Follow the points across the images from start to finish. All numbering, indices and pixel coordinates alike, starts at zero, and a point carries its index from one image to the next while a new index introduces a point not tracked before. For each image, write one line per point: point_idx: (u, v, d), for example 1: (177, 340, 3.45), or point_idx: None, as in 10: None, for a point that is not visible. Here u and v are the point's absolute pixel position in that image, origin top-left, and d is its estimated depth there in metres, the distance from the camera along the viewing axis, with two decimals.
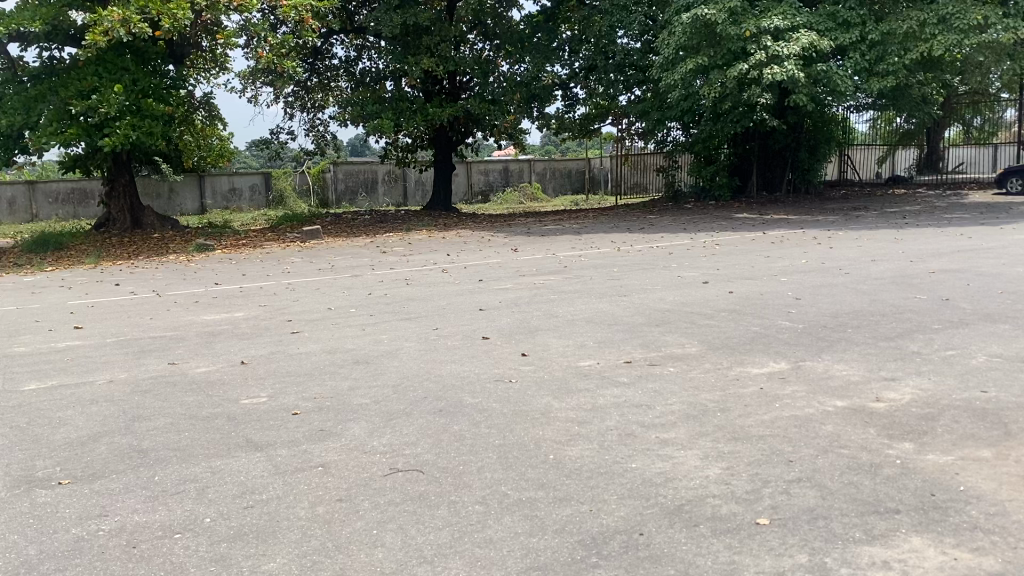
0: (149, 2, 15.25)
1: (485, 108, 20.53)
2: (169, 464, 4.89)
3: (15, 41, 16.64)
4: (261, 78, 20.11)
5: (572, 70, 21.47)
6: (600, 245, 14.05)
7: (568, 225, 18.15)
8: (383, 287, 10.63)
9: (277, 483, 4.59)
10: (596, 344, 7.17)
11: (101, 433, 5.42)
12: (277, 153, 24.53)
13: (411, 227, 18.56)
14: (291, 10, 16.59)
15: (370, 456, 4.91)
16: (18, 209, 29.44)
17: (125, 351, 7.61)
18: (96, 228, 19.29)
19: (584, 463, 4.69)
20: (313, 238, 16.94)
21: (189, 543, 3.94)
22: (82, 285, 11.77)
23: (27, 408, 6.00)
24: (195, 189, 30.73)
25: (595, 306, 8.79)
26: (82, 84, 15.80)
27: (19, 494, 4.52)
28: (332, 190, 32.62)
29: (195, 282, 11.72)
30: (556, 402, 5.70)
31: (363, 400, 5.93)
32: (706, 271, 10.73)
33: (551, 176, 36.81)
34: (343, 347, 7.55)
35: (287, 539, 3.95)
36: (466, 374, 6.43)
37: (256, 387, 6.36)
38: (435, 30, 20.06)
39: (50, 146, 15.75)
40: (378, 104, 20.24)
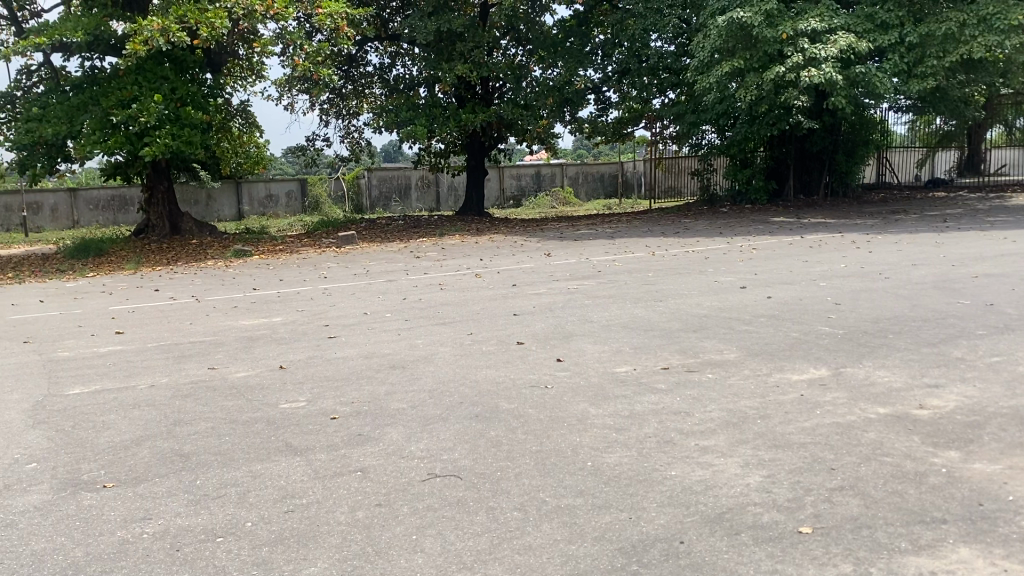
0: (188, 12, 15.50)
1: (519, 113, 20.54)
2: (211, 468, 4.94)
3: (58, 51, 16.97)
4: (297, 86, 20.32)
5: (605, 74, 21.43)
6: (634, 249, 13.99)
7: (603, 230, 18.08)
8: (418, 292, 10.67)
9: (317, 487, 4.62)
10: (633, 350, 7.14)
11: (144, 437, 5.50)
12: (313, 160, 24.76)
13: (445, 232, 18.62)
14: (327, 18, 16.77)
15: (408, 461, 4.92)
16: (60, 216, 29.96)
17: (166, 356, 7.72)
18: (136, 234, 19.62)
19: (622, 470, 4.67)
20: (348, 244, 17.05)
21: (231, 547, 3.98)
22: (123, 291, 11.95)
23: (72, 411, 6.11)
24: (233, 196, 31.13)
25: (631, 311, 8.76)
26: (122, 94, 16.09)
27: (65, 497, 4.60)
28: (366, 196, 32.88)
29: (234, 288, 11.85)
30: (593, 408, 5.68)
31: (401, 405, 5.96)
32: (743, 276, 10.63)
33: (584, 180, 36.81)
34: (379, 352, 7.59)
35: (328, 544, 3.97)
36: (502, 380, 6.44)
37: (295, 392, 6.42)
38: (468, 36, 20.15)
39: (93, 155, 16.05)
40: (412, 111, 20.35)
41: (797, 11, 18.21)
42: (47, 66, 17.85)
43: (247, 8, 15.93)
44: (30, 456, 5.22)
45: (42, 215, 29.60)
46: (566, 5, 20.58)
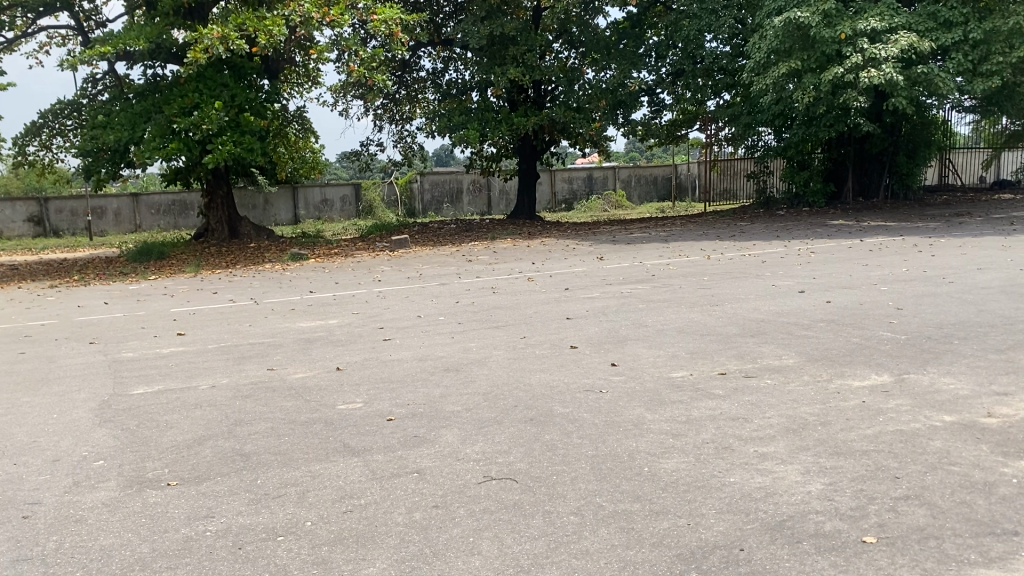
0: (246, 20, 15.82)
1: (570, 116, 20.56)
2: (271, 467, 5.03)
3: (122, 60, 17.45)
4: (353, 91, 20.60)
5: (658, 76, 21.28)
6: (688, 253, 13.86)
7: (656, 233, 17.96)
8: (471, 296, 10.73)
9: (375, 488, 4.67)
10: (689, 355, 7.06)
11: (205, 436, 5.62)
12: (367, 165, 25.04)
13: (497, 236, 18.66)
14: (381, 24, 16.98)
15: (464, 464, 4.94)
16: (123, 220, 30.83)
17: (226, 357, 7.87)
18: (196, 238, 20.09)
19: (680, 476, 4.61)
20: (401, 248, 17.19)
21: (292, 546, 4.04)
22: (184, 294, 12.24)
23: (137, 410, 6.27)
24: (289, 201, 31.69)
25: (686, 316, 8.67)
26: (184, 101, 16.47)
27: (132, 494, 4.71)
28: (418, 200, 33.16)
29: (290, 290, 12.05)
30: (649, 413, 5.64)
31: (455, 408, 5.98)
32: (801, 280, 10.44)
33: (636, 183, 36.60)
34: (433, 355, 7.63)
35: (386, 544, 4.01)
36: (557, 384, 6.42)
37: (351, 393, 6.49)
38: (521, 40, 20.22)
39: (154, 161, 16.43)
40: (464, 115, 20.46)
41: (856, 10, 17.87)
42: (111, 74, 18.39)
43: (304, 15, 16.19)
44: (97, 453, 5.37)
45: (106, 220, 30.54)
46: (618, 7, 20.50)
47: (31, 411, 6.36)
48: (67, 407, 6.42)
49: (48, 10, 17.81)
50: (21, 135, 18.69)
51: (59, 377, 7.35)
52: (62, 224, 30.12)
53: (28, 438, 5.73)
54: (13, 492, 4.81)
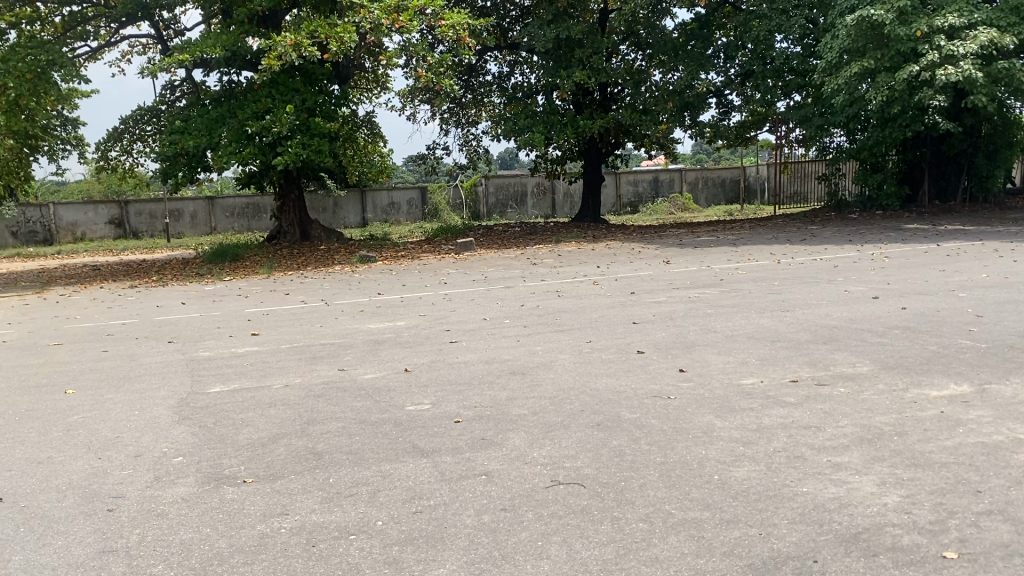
0: (318, 27, 16.13)
1: (636, 118, 20.43)
2: (343, 467, 5.12)
3: (199, 67, 17.99)
4: (420, 96, 20.87)
5: (727, 77, 20.97)
6: (758, 257, 13.66)
7: (724, 237, 17.72)
8: (536, 299, 10.76)
9: (443, 489, 4.72)
10: (759, 362, 6.95)
11: (279, 435, 5.76)
12: (433, 168, 25.29)
13: (562, 239, 18.63)
14: (449, 29, 17.14)
15: (532, 467, 4.96)
16: (199, 222, 31.74)
17: (298, 357, 8.05)
18: (269, 240, 20.58)
19: (751, 485, 4.56)
20: (467, 250, 17.30)
21: (363, 545, 4.10)
22: (257, 295, 12.55)
23: (213, 408, 6.46)
24: (357, 204, 32.27)
25: (756, 321, 8.54)
26: (257, 106, 16.92)
27: (210, 490, 4.86)
28: (483, 203, 33.37)
29: (359, 292, 12.25)
30: (718, 421, 5.57)
31: (522, 411, 6.00)
32: (876, 286, 10.18)
33: (703, 186, 36.17)
34: (500, 357, 7.68)
35: (455, 546, 4.05)
36: (623, 389, 6.39)
37: (420, 394, 6.58)
38: (588, 43, 20.19)
39: (229, 165, 16.87)
40: (530, 118, 20.51)
41: (934, 6, 17.33)
42: (189, 81, 18.98)
43: (373, 22, 16.46)
44: (176, 450, 5.55)
45: (183, 222, 31.50)
46: (687, 8, 20.28)
47: (115, 408, 6.61)
48: (148, 404, 6.64)
49: (130, 20, 18.44)
50: (104, 141, 19.43)
51: (140, 375, 7.61)
52: (141, 226, 31.23)
53: (111, 433, 5.95)
54: (98, 485, 5.00)
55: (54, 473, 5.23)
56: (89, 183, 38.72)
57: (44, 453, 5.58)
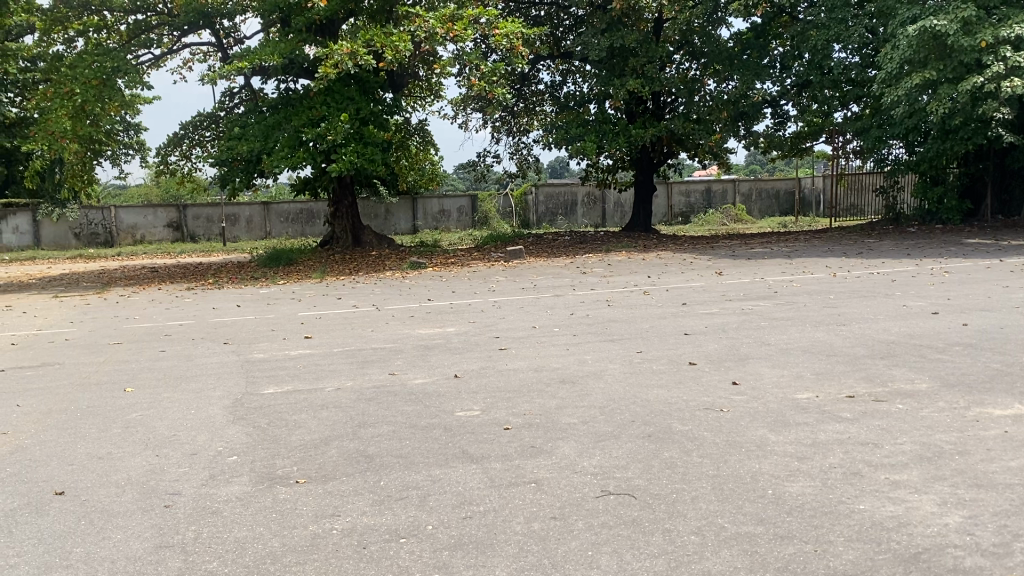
0: (374, 36, 16.33)
1: (689, 127, 20.19)
2: (394, 470, 5.16)
3: (257, 75, 18.37)
4: (473, 105, 21.03)
5: (783, 87, 20.64)
6: (813, 269, 13.45)
7: (778, 248, 17.45)
8: (586, 308, 10.72)
9: (493, 495, 4.72)
10: (815, 376, 6.83)
11: (331, 437, 5.82)
12: (483, 176, 25.40)
13: (612, 248, 18.56)
14: (503, 38, 17.21)
15: (582, 476, 4.93)
16: (254, 227, 32.32)
17: (350, 361, 8.14)
18: (322, 245, 20.85)
19: (806, 501, 4.47)
20: (516, 258, 17.36)
21: (413, 548, 4.12)
22: (311, 298, 12.70)
23: (267, 410, 6.55)
24: (408, 211, 32.58)
25: (811, 335, 8.39)
26: (312, 113, 17.18)
27: (263, 490, 4.92)
28: (533, 212, 33.45)
29: (410, 298, 12.36)
30: (773, 435, 5.48)
31: (572, 420, 5.98)
32: (935, 301, 9.94)
33: (757, 198, 35.77)
34: (550, 366, 7.67)
35: (505, 553, 4.04)
36: (674, 401, 6.32)
37: (470, 401, 6.59)
38: (642, 52, 20.12)
39: (283, 170, 17.15)
40: (581, 127, 20.52)
41: (999, 17, 16.96)
42: (247, 89, 19.37)
43: (429, 31, 16.62)
44: (231, 449, 5.65)
45: (239, 226, 32.11)
46: (743, 17, 20.09)
47: (172, 407, 6.74)
48: (204, 404, 6.77)
49: (192, 29, 18.86)
50: (164, 146, 19.90)
51: (197, 375, 7.77)
52: (199, 230, 31.89)
53: (168, 432, 6.06)
54: (156, 482, 5.11)
55: (113, 468, 5.35)
56: (149, 188, 39.68)
57: (104, 449, 5.71)
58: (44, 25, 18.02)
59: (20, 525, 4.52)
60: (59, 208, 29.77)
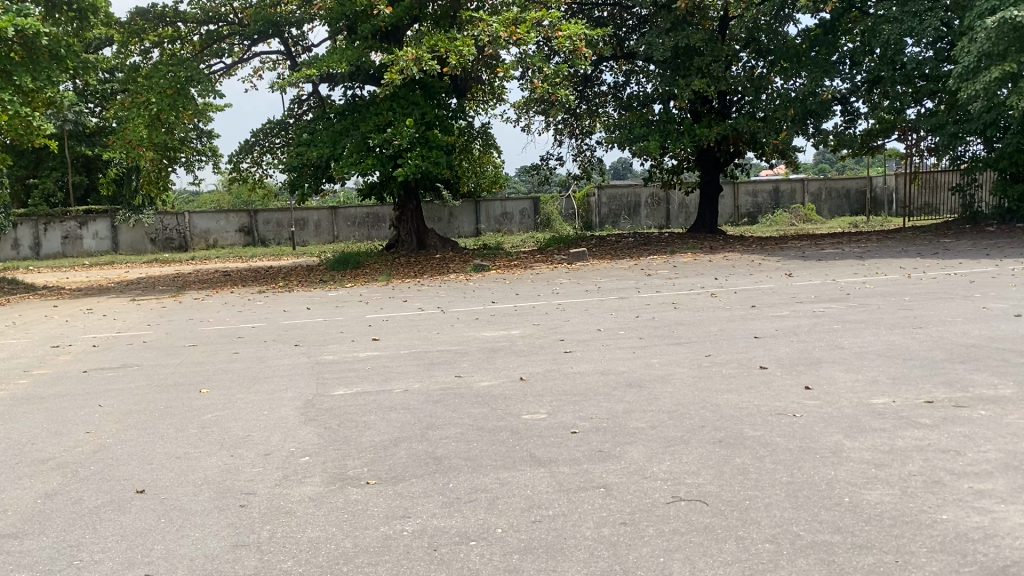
0: (438, 41, 16.46)
1: (755, 126, 19.90)
2: (463, 472, 5.18)
3: (325, 82, 18.75)
4: (535, 107, 21.07)
5: (852, 84, 20.17)
6: (885, 271, 13.09)
7: (850, 249, 17.02)
8: (651, 310, 10.63)
9: (562, 500, 4.70)
10: (891, 380, 6.64)
11: (401, 438, 5.88)
12: (546, 178, 25.40)
13: (677, 250, 18.35)
14: (566, 40, 17.15)
15: (651, 482, 4.88)
16: (322, 230, 32.90)
17: (417, 363, 8.21)
18: (387, 249, 21.11)
19: (884, 509, 4.34)
20: (579, 260, 17.29)
21: (483, 552, 4.13)
22: (377, 301, 12.87)
23: (337, 411, 6.66)
24: (472, 214, 32.79)
25: (886, 338, 8.17)
26: (379, 119, 17.44)
27: (335, 491, 5.00)
28: (595, 214, 33.35)
29: (475, 300, 12.43)
30: (848, 440, 5.35)
31: (641, 425, 5.92)
32: (1018, 303, 9.58)
33: (826, 197, 35.02)
34: (615, 369, 7.62)
35: (575, 557, 4.02)
36: (746, 406, 6.21)
37: (536, 404, 6.58)
38: (707, 51, 19.91)
39: (351, 175, 17.41)
40: (645, 127, 20.41)
41: None
42: (315, 96, 19.79)
43: (492, 35, 16.66)
44: (303, 449, 5.75)
45: (308, 231, 32.70)
46: (811, 14, 19.64)
47: (245, 407, 6.90)
48: (277, 405, 6.92)
49: (262, 38, 19.29)
50: (236, 153, 20.40)
51: (269, 376, 7.94)
52: (269, 234, 32.57)
53: (243, 432, 6.20)
54: (232, 482, 5.22)
55: (190, 468, 5.49)
56: (221, 194, 40.74)
57: (182, 449, 5.87)
58: (122, 37, 18.66)
59: (104, 521, 4.67)
60: (136, 213, 30.88)
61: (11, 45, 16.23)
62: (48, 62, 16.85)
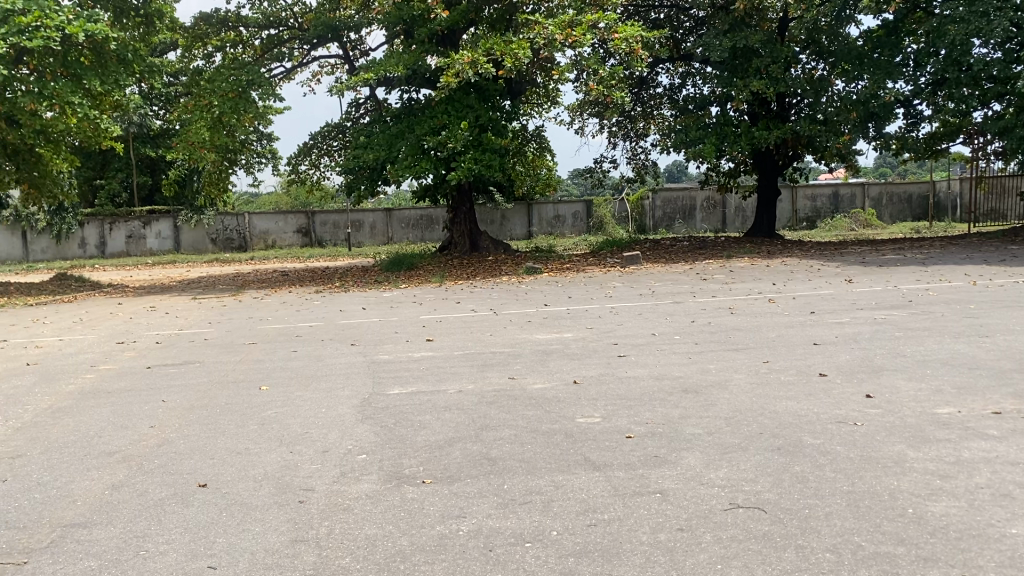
0: (494, 44, 16.52)
1: (816, 129, 19.59)
2: (518, 474, 5.20)
3: (382, 85, 19.00)
4: (591, 110, 21.05)
5: (916, 86, 19.69)
6: (950, 277, 12.76)
7: (912, 255, 16.62)
8: (707, 315, 10.52)
9: (618, 504, 4.68)
10: (956, 391, 6.46)
11: (455, 439, 5.92)
12: (600, 181, 25.33)
13: (734, 254, 18.13)
14: (622, 41, 17.05)
15: (708, 488, 4.83)
16: (377, 232, 33.25)
17: (471, 364, 8.25)
18: (441, 251, 21.27)
19: (951, 521, 4.24)
20: (633, 264, 17.20)
21: (539, 553, 4.14)
22: (431, 302, 12.98)
23: (393, 410, 6.73)
24: (524, 216, 32.87)
25: (951, 347, 7.95)
26: (434, 122, 17.59)
27: (391, 489, 5.05)
28: (649, 217, 33.13)
29: (528, 302, 12.46)
30: (911, 450, 5.23)
31: (697, 431, 5.87)
32: None
33: (888, 202, 34.28)
34: (671, 374, 7.56)
35: (632, 562, 4.01)
36: (804, 414, 6.11)
37: (590, 407, 6.57)
38: (765, 52, 19.66)
39: (406, 178, 17.62)
40: (702, 130, 20.19)
41: None
42: (372, 99, 20.04)
43: (548, 37, 16.66)
44: (360, 447, 5.82)
45: (363, 232, 33.07)
46: (874, 15, 19.26)
47: (304, 404, 7.02)
48: (334, 403, 7.03)
49: (321, 42, 19.58)
50: (295, 155, 20.77)
51: (326, 374, 8.08)
52: (325, 235, 33.04)
53: (301, 429, 6.31)
54: (291, 477, 5.32)
55: (251, 463, 5.60)
56: (280, 195, 41.52)
57: (242, 445, 5.99)
58: (187, 42, 19.18)
59: (169, 513, 4.79)
60: (197, 213, 31.64)
61: (80, 50, 16.76)
62: (116, 66, 17.27)
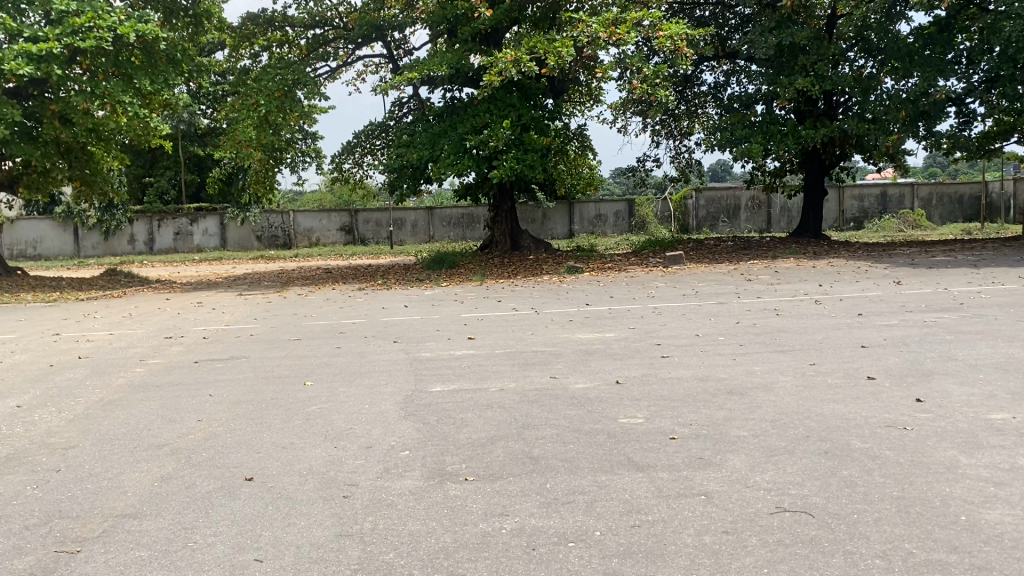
0: (537, 43, 16.50)
1: (864, 128, 19.24)
2: (560, 473, 5.18)
3: (425, 84, 19.08)
4: (633, 108, 20.97)
5: (968, 84, 19.23)
6: (1002, 280, 12.46)
7: (964, 256, 16.24)
8: (751, 316, 10.40)
9: (662, 505, 4.65)
10: (1010, 396, 6.30)
11: (498, 437, 5.92)
12: (642, 180, 25.20)
13: (779, 255, 17.90)
14: (667, 39, 16.86)
15: (754, 491, 4.77)
16: (419, 230, 33.43)
17: (513, 363, 8.25)
18: (482, 249, 21.32)
19: (1006, 530, 4.13)
20: (675, 264, 17.05)
21: (583, 553, 4.13)
22: (472, 300, 13.00)
23: (436, 407, 6.75)
24: (566, 215, 32.81)
25: (1004, 351, 7.76)
26: (476, 121, 17.65)
27: (434, 485, 5.08)
28: (692, 217, 32.85)
29: (570, 302, 12.41)
30: (963, 457, 5.12)
31: (742, 433, 5.80)
32: None
33: (937, 202, 33.58)
34: (714, 375, 7.48)
35: (676, 564, 3.97)
36: (852, 417, 6.01)
37: (634, 408, 6.53)
38: (812, 50, 19.37)
39: (448, 176, 17.67)
40: (747, 128, 19.99)
41: None
42: (415, 99, 20.17)
43: (591, 35, 16.62)
44: (404, 444, 5.85)
45: (405, 231, 33.26)
46: (925, 11, 18.84)
47: (347, 400, 7.08)
48: (377, 399, 7.08)
49: (366, 41, 19.70)
50: (339, 154, 20.98)
51: (369, 371, 8.14)
52: (368, 233, 33.28)
53: (345, 424, 6.37)
54: (335, 472, 5.37)
55: (296, 458, 5.66)
56: (324, 194, 41.95)
57: (287, 440, 6.06)
58: (234, 41, 19.50)
59: (216, 506, 4.87)
60: (242, 211, 32.11)
61: (132, 50, 17.10)
62: (165, 66, 17.52)
